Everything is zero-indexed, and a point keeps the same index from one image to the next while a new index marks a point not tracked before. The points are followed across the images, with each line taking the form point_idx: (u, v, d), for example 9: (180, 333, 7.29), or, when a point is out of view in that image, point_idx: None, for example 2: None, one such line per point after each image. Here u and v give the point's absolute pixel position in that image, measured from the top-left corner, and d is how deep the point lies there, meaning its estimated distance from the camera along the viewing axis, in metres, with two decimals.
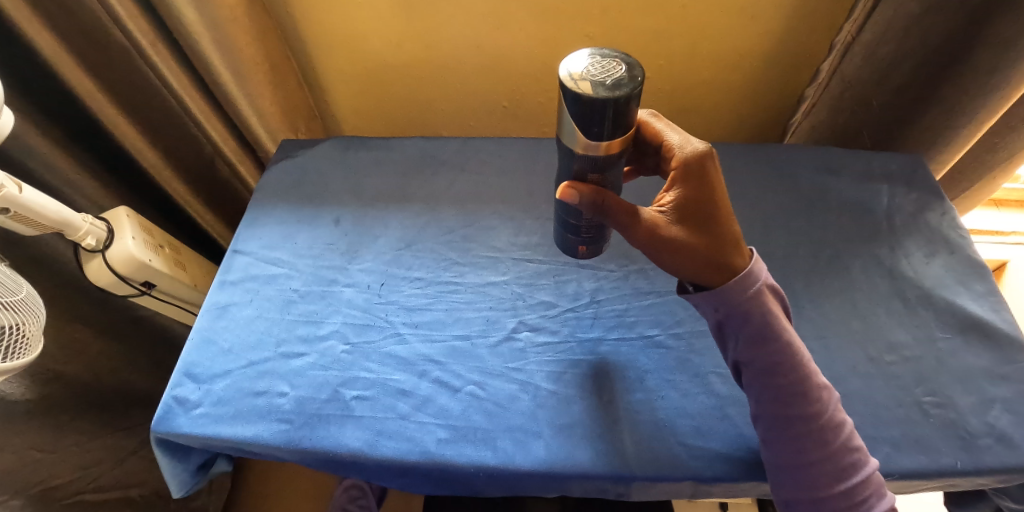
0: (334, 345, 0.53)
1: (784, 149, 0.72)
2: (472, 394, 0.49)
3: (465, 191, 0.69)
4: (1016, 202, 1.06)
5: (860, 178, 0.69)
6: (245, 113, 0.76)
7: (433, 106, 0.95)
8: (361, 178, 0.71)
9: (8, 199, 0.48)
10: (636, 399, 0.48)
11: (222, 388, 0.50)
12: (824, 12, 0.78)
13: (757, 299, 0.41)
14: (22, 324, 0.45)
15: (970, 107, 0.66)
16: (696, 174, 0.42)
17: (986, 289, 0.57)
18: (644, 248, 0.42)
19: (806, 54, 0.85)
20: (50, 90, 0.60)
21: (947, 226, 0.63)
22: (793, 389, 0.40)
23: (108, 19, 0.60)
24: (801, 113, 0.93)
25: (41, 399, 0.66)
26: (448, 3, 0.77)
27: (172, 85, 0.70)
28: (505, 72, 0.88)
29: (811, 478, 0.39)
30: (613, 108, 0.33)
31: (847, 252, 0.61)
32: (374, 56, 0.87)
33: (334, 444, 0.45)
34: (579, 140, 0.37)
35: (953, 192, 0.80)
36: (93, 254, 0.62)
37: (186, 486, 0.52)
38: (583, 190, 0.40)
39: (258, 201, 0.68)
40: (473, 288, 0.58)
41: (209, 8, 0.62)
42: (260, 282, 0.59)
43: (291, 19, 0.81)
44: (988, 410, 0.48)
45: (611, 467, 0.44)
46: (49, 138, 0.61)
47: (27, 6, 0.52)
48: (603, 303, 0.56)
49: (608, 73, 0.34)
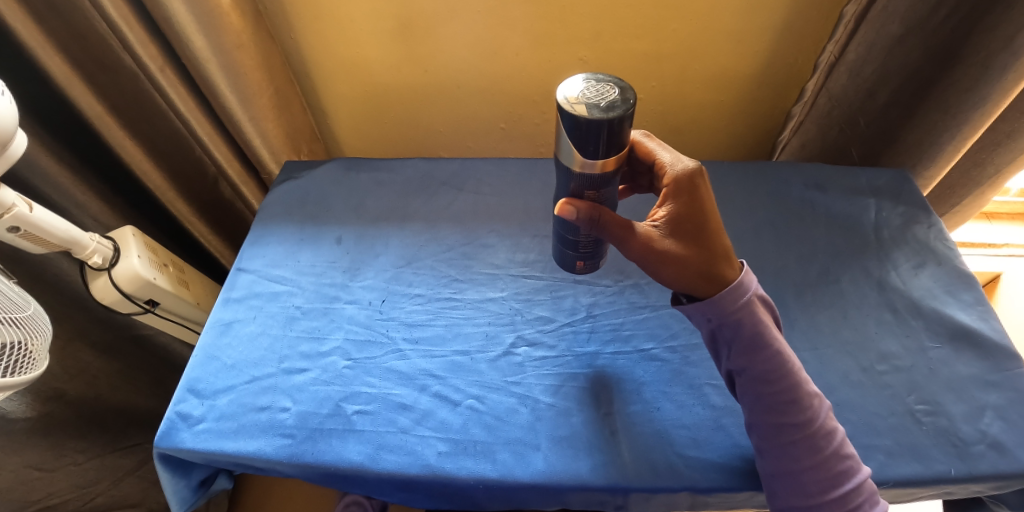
0: (335, 361, 0.54)
1: (773, 166, 0.75)
2: (471, 407, 0.49)
3: (464, 209, 0.71)
4: (1007, 214, 1.08)
5: (847, 192, 0.71)
6: (250, 136, 0.79)
7: (432, 128, 0.98)
8: (362, 197, 0.73)
9: (19, 218, 0.50)
10: (632, 410, 0.49)
11: (225, 403, 0.50)
12: (807, 34, 0.81)
13: (748, 309, 0.43)
14: (29, 340, 0.46)
15: (951, 123, 0.68)
16: (686, 190, 0.44)
17: (973, 298, 0.58)
18: (639, 261, 0.43)
19: (792, 75, 0.88)
20: (61, 115, 0.62)
21: (935, 239, 0.64)
22: (785, 397, 0.42)
23: (120, 47, 0.63)
24: (789, 131, 0.96)
25: (41, 418, 0.66)
26: (447, 27, 0.80)
27: (179, 109, 0.73)
28: (503, 94, 0.91)
29: (805, 485, 0.40)
30: (608, 129, 0.35)
31: (837, 265, 0.63)
32: (375, 79, 0.89)
33: (334, 458, 0.46)
34: (576, 159, 0.39)
35: (943, 206, 0.82)
36: (100, 272, 0.63)
37: (187, 503, 0.52)
38: (580, 206, 0.41)
39: (262, 220, 0.70)
40: (472, 304, 0.59)
41: (217, 34, 0.65)
42: (263, 299, 0.60)
43: (295, 46, 0.84)
44: (980, 417, 0.49)
45: (609, 479, 0.44)
46: (59, 159, 0.64)
47: (43, 35, 0.54)
48: (600, 317, 0.57)
49: (603, 95, 0.36)
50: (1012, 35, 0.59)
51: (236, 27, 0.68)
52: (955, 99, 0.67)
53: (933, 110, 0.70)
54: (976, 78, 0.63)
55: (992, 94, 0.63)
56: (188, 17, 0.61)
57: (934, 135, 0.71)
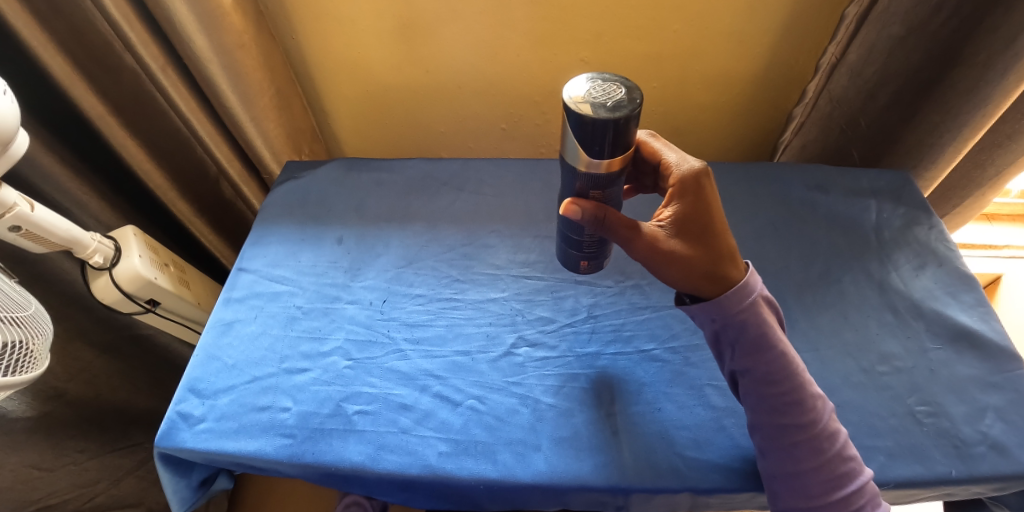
0: (337, 361, 0.54)
1: (774, 167, 0.75)
2: (472, 408, 0.49)
3: (465, 209, 0.71)
4: (1008, 216, 1.08)
5: (849, 193, 0.71)
6: (251, 136, 0.79)
7: (433, 128, 0.98)
8: (364, 197, 0.73)
9: (21, 217, 0.50)
10: (633, 411, 0.49)
11: (226, 403, 0.50)
12: (808, 35, 0.81)
13: (753, 310, 0.43)
14: (30, 340, 0.46)
15: (953, 125, 0.68)
16: (692, 191, 0.44)
17: (974, 300, 0.58)
18: (644, 261, 0.43)
19: (793, 76, 0.88)
20: (62, 115, 0.62)
21: (935, 240, 0.64)
22: (787, 398, 0.42)
23: (121, 47, 0.63)
24: (790, 132, 0.96)
25: (41, 417, 0.66)
26: (448, 27, 0.80)
27: (180, 108, 0.73)
28: (504, 95, 0.91)
29: (806, 486, 0.40)
30: (613, 129, 0.35)
31: (838, 266, 0.63)
32: (376, 80, 0.90)
33: (335, 458, 0.46)
34: (581, 158, 0.39)
35: (943, 207, 0.82)
36: (101, 272, 0.63)
37: (187, 503, 0.52)
38: (585, 206, 0.41)
39: (264, 220, 0.70)
40: (473, 304, 0.59)
41: (218, 34, 0.65)
42: (264, 299, 0.60)
43: (297, 46, 0.84)
44: (981, 418, 0.49)
45: (610, 479, 0.44)
46: (60, 158, 0.64)
47: (45, 34, 0.55)
48: (601, 318, 0.57)
49: (609, 95, 0.36)
50: (1013, 36, 0.59)
51: (237, 27, 0.68)
52: (956, 101, 0.67)
53: (934, 112, 0.71)
54: (977, 79, 0.64)
55: (993, 96, 0.63)
56: (190, 18, 0.61)
57: (935, 136, 0.71)
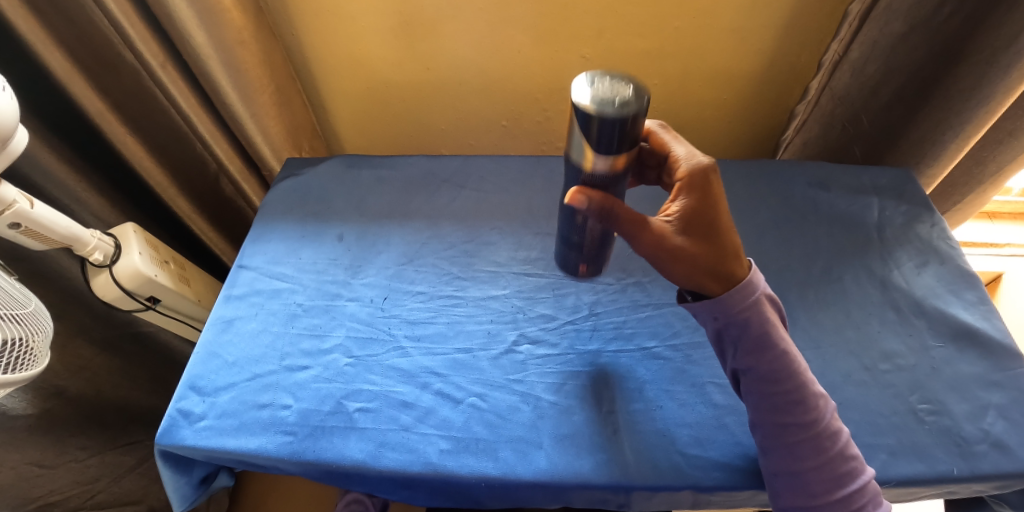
0: (337, 358, 0.54)
1: (776, 165, 0.74)
2: (472, 405, 0.49)
3: (466, 206, 0.71)
4: (1009, 214, 1.08)
5: (850, 191, 0.70)
6: (252, 133, 0.79)
7: (433, 125, 0.98)
8: (364, 194, 0.72)
9: (20, 214, 0.50)
10: (633, 409, 0.49)
11: (226, 400, 0.50)
12: (813, 32, 0.81)
13: (758, 308, 0.42)
14: (29, 337, 0.46)
15: (958, 122, 0.68)
16: (700, 187, 0.43)
17: (976, 297, 0.58)
18: (650, 257, 0.42)
19: (795, 73, 0.87)
20: (62, 112, 0.62)
21: (937, 237, 0.64)
22: (792, 397, 0.41)
23: (120, 43, 0.62)
24: (792, 130, 0.95)
25: (41, 414, 0.66)
26: (449, 23, 0.80)
27: (180, 105, 0.73)
28: (505, 91, 0.91)
29: (810, 485, 0.40)
30: (621, 126, 0.35)
31: (839, 264, 0.63)
32: (377, 76, 0.89)
33: (336, 455, 0.46)
34: (587, 154, 0.38)
35: (944, 204, 0.82)
36: (101, 269, 0.63)
37: (188, 501, 0.52)
38: (593, 197, 0.40)
39: (264, 217, 0.70)
40: (474, 302, 0.59)
41: (218, 30, 0.65)
42: (264, 297, 0.60)
43: (297, 42, 0.84)
44: (983, 417, 0.49)
45: (611, 477, 0.44)
46: (61, 155, 0.63)
47: (44, 29, 0.54)
48: (602, 315, 0.57)
49: (617, 90, 0.35)
50: (1017, 33, 0.59)
51: (237, 23, 0.67)
52: (959, 99, 0.67)
53: (937, 109, 0.71)
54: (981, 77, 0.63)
55: (996, 94, 0.63)
56: (189, 14, 0.61)
57: (938, 134, 0.71)
